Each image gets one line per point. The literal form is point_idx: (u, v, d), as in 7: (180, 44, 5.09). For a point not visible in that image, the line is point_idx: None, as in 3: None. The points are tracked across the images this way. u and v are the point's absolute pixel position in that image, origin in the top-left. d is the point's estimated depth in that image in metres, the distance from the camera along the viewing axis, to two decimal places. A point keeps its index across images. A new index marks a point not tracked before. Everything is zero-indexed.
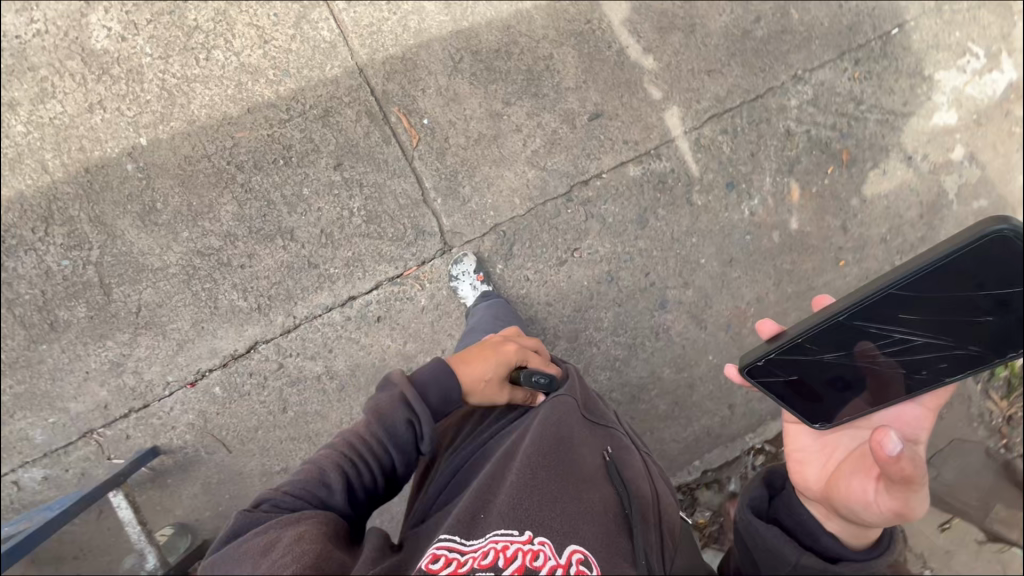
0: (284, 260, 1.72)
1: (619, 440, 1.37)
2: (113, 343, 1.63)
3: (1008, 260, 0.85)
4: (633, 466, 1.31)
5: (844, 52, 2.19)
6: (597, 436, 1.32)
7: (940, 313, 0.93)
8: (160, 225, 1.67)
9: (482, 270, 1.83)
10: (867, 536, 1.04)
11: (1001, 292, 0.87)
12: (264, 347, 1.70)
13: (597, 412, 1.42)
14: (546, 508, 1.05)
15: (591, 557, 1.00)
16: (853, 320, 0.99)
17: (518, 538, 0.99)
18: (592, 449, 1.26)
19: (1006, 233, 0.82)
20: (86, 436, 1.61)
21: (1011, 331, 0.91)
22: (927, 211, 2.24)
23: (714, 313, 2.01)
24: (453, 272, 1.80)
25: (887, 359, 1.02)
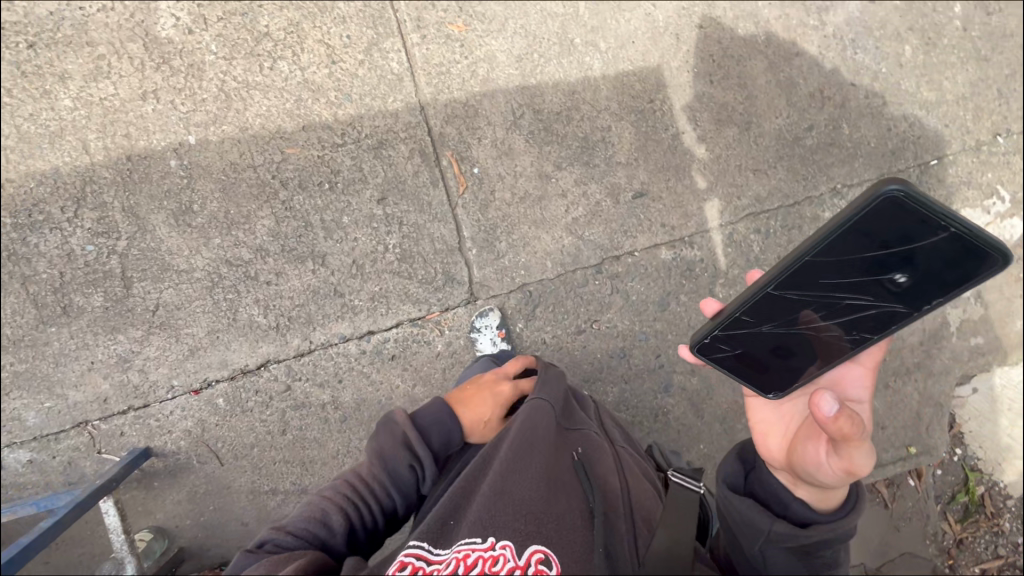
0: (311, 284, 1.71)
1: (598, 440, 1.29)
2: (124, 338, 1.61)
3: (910, 220, 0.88)
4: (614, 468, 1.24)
5: (882, 173, 2.18)
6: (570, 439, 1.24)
7: (856, 273, 0.97)
8: (193, 226, 1.65)
9: (504, 328, 1.84)
10: (834, 500, 1.03)
11: (906, 249, 0.92)
12: (274, 367, 1.69)
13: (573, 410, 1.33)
14: (509, 509, 1.00)
15: (552, 556, 0.94)
16: (781, 292, 1.03)
17: (480, 545, 0.93)
18: (563, 443, 1.21)
19: (897, 193, 0.85)
20: (80, 427, 1.59)
21: (923, 280, 0.95)
22: (927, 338, 2.22)
23: (713, 405, 2.03)
24: (476, 324, 1.81)
25: (826, 322, 1.07)
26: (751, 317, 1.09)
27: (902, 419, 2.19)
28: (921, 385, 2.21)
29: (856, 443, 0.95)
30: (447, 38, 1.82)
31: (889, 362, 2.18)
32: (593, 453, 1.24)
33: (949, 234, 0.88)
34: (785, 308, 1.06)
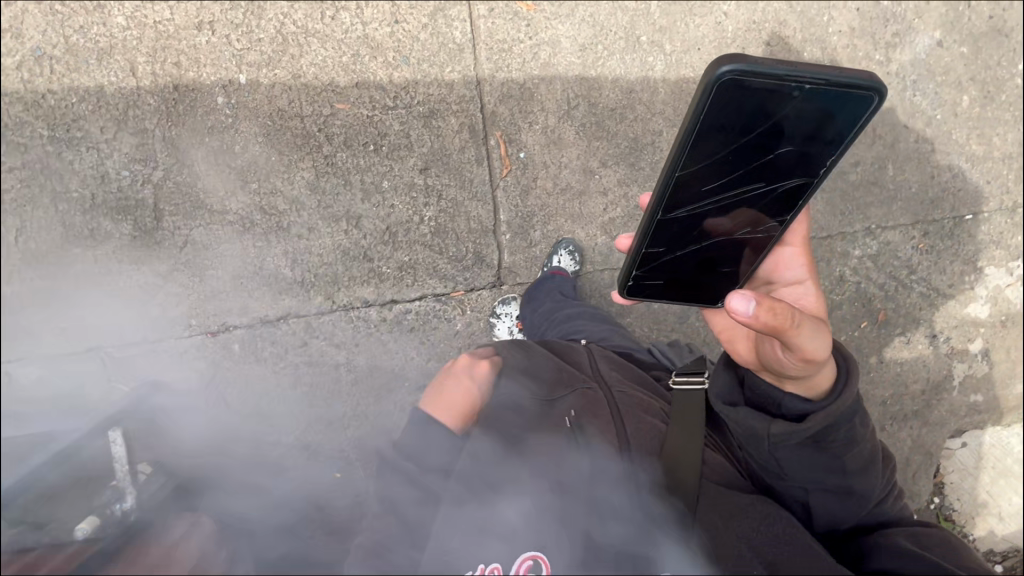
0: (341, 244, 1.69)
1: (592, 397, 1.23)
2: (148, 270, 1.59)
3: (760, 93, 0.82)
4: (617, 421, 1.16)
5: (917, 220, 2.18)
6: (556, 410, 1.20)
7: (737, 167, 0.91)
8: (232, 168, 1.62)
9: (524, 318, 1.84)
10: (817, 383, 0.94)
11: (770, 126, 0.86)
12: (294, 321, 1.68)
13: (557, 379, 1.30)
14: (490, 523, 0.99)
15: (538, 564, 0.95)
16: (676, 209, 0.97)
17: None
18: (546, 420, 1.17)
19: (732, 75, 0.80)
20: (93, 350, 1.58)
21: (805, 144, 0.88)
22: (930, 387, 2.22)
23: None
24: (497, 310, 1.81)
25: (734, 220, 1.00)
26: (661, 246, 1.04)
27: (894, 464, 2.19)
28: (915, 433, 2.21)
29: (789, 333, 0.87)
30: (514, 15, 1.78)
31: (889, 406, 2.18)
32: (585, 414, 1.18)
33: (801, 94, 0.82)
34: (691, 224, 1.00)
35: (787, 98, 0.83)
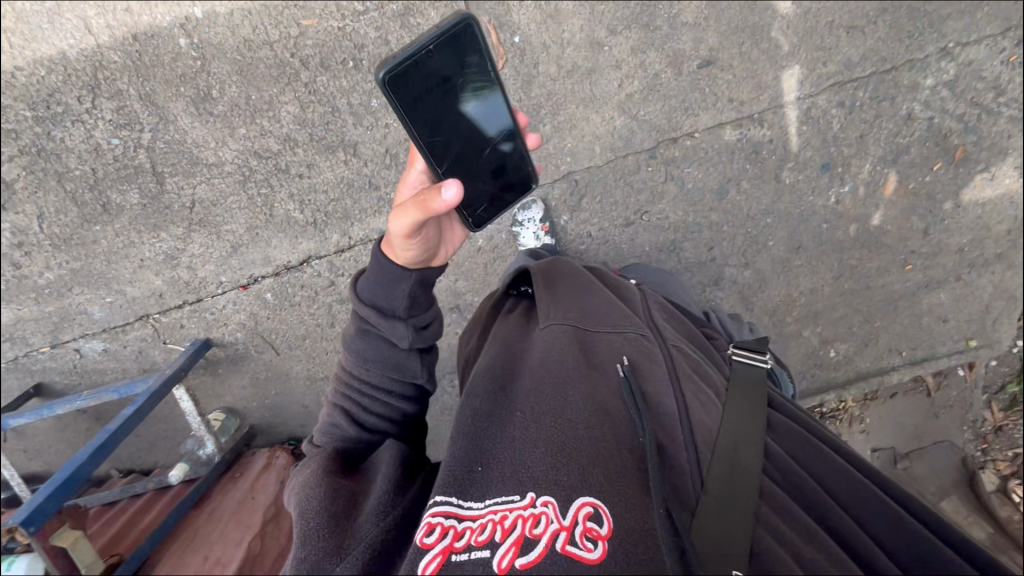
0: (344, 176, 1.62)
1: (647, 342, 0.97)
2: (167, 236, 1.60)
3: (410, 65, 0.83)
4: (676, 375, 0.89)
5: (1009, 26, 1.77)
6: (603, 355, 0.95)
7: (453, 116, 0.90)
8: (215, 115, 1.54)
9: (548, 221, 1.76)
10: None
11: (440, 77, 0.86)
12: (317, 263, 1.68)
13: (602, 315, 1.04)
14: (541, 461, 0.75)
15: (603, 510, 0.68)
16: (443, 166, 0.92)
17: (518, 504, 0.71)
18: (592, 362, 0.93)
19: (386, 71, 0.81)
20: (143, 319, 1.65)
21: (472, 69, 0.88)
22: (1019, 227, 1.94)
23: (764, 297, 1.96)
24: (518, 217, 1.72)
25: (495, 144, 0.97)
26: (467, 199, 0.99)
27: (969, 314, 2.01)
28: (997, 277, 1.98)
29: None
30: None
31: (966, 254, 1.95)
32: (638, 364, 0.92)
33: (435, 45, 0.83)
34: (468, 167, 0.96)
35: (418, 61, 0.83)
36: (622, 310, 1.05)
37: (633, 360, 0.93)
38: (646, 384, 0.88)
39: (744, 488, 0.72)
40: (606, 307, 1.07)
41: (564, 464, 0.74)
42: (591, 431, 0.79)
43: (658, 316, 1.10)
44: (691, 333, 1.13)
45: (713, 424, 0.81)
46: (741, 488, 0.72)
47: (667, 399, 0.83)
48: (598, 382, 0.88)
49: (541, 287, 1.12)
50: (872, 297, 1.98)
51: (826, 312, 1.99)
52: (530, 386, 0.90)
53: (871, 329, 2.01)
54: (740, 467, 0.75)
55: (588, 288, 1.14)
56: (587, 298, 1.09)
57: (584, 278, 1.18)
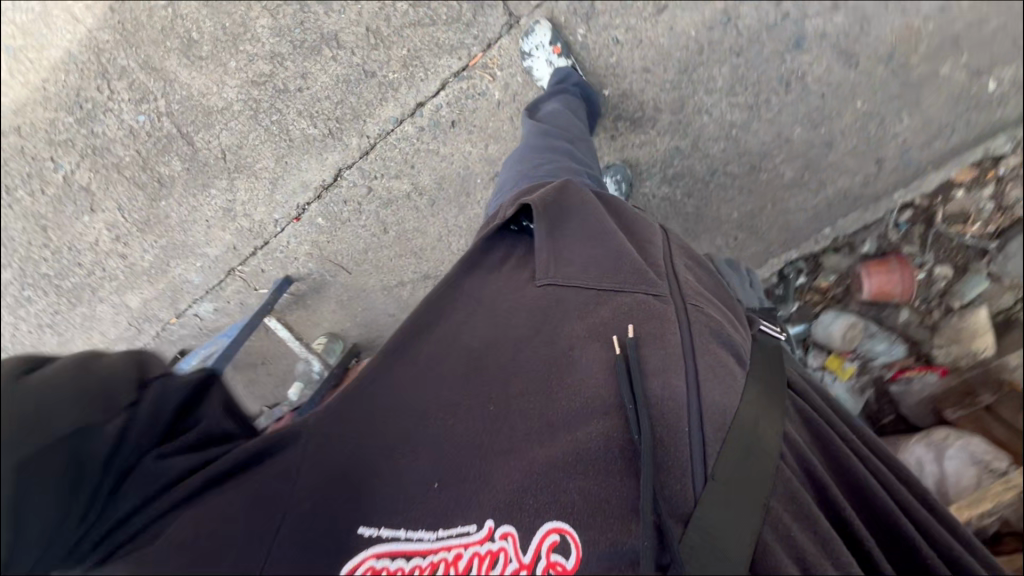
0: (339, 74, 1.56)
1: (665, 300, 0.85)
2: (217, 191, 1.69)
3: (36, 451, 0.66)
4: (690, 346, 0.78)
5: None
6: (606, 323, 0.84)
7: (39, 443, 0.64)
8: (205, 58, 1.55)
9: (559, 41, 1.49)
10: None
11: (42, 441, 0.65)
12: (349, 174, 1.67)
13: (609, 274, 0.89)
14: (510, 482, 0.72)
15: (570, 536, 0.66)
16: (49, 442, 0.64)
17: (474, 538, 0.69)
18: (588, 334, 0.83)
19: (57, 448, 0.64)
20: (231, 274, 1.81)
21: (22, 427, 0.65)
22: None
23: (870, 44, 1.53)
24: (524, 49, 1.50)
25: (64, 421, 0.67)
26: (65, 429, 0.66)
27: None
28: None
29: None
30: None
31: None
32: (647, 333, 0.81)
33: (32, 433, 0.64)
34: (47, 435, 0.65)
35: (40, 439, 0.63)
36: (633, 262, 0.90)
37: (639, 326, 0.82)
38: (650, 360, 0.77)
39: (757, 478, 0.66)
40: (613, 257, 0.92)
41: (539, 480, 0.70)
42: (577, 432, 0.73)
43: (679, 260, 0.96)
44: (718, 289, 1.00)
45: (730, 404, 0.73)
46: (756, 478, 0.66)
47: (676, 378, 0.74)
48: (596, 360, 0.80)
49: (545, 227, 0.95)
50: None
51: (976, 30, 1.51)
52: (513, 369, 0.82)
53: None
54: (758, 450, 0.68)
55: (594, 231, 0.97)
56: (594, 248, 0.94)
57: (596, 213, 1.01)
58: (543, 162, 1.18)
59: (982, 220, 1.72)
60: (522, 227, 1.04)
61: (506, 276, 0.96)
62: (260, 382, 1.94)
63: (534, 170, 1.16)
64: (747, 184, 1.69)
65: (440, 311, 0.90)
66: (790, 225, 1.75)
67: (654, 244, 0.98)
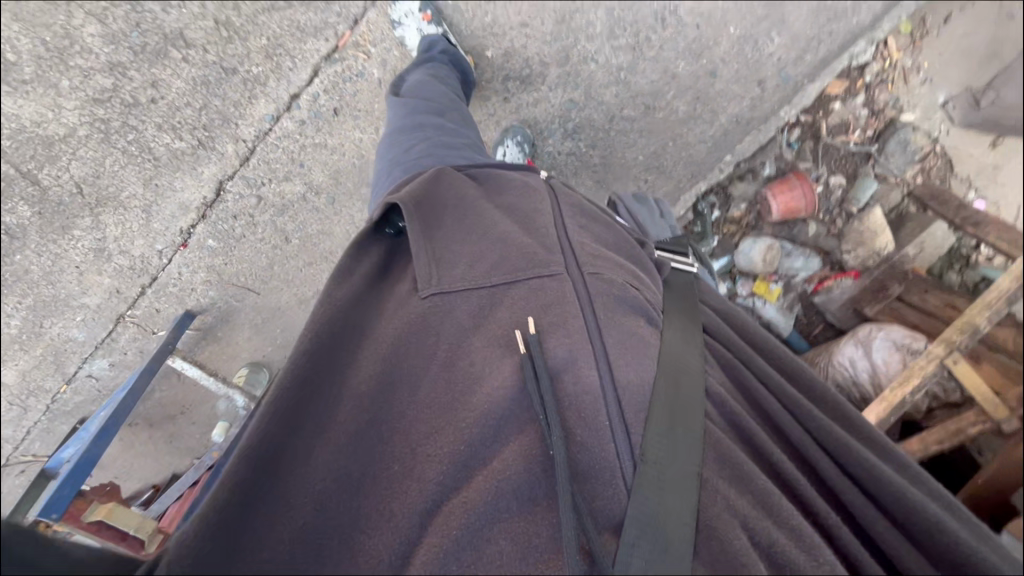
0: (195, 76, 1.41)
1: (559, 278, 0.80)
2: (81, 231, 1.49)
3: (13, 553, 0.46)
4: (597, 326, 0.74)
5: None
6: (502, 324, 0.76)
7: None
8: (30, 82, 1.35)
9: (429, 7, 1.45)
10: None
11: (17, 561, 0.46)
12: (233, 185, 1.53)
13: (499, 262, 0.82)
14: (433, 546, 0.57)
15: None
16: None
17: None
18: (488, 349, 0.73)
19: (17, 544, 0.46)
20: (122, 320, 1.61)
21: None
22: None
23: None
24: (393, 15, 1.45)
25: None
26: None
27: None
28: None
29: None
30: None
31: None
32: (550, 324, 0.74)
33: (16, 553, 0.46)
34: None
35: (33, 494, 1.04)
36: (520, 243, 0.84)
37: (538, 317, 0.75)
38: (554, 354, 0.70)
39: (685, 454, 0.63)
40: (503, 243, 0.85)
41: (461, 538, 0.57)
42: (493, 466, 0.63)
43: (569, 223, 0.91)
44: (620, 240, 0.95)
45: (646, 380, 0.70)
46: (682, 452, 0.63)
47: (586, 368, 0.69)
48: (501, 370, 0.70)
49: (419, 225, 0.84)
50: None
51: None
52: (416, 408, 0.68)
53: None
54: (680, 419, 0.66)
55: (476, 219, 0.90)
56: (479, 239, 0.86)
57: (476, 200, 0.94)
58: (416, 141, 1.10)
59: (861, 127, 1.88)
60: (399, 229, 0.89)
61: (390, 297, 0.81)
62: (181, 438, 1.73)
63: (408, 152, 1.08)
64: (645, 125, 1.70)
65: (328, 348, 0.69)
66: (694, 158, 1.78)
67: (542, 209, 0.92)
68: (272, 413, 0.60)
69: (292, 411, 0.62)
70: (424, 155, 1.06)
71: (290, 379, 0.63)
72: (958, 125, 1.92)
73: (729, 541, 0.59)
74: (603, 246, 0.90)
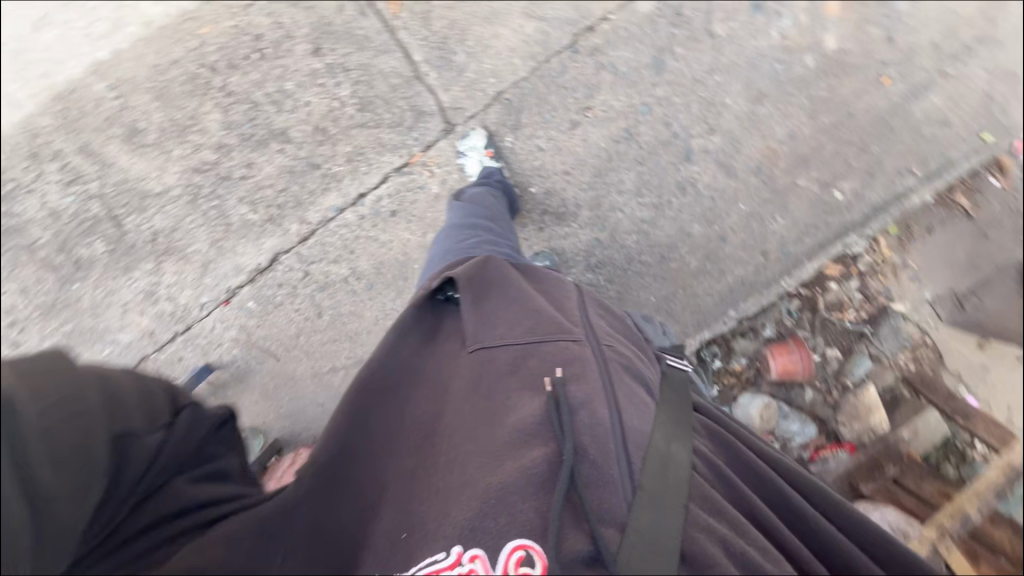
0: (284, 164, 1.66)
1: (582, 344, 0.95)
2: (140, 273, 1.64)
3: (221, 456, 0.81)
4: (608, 380, 0.89)
5: None
6: (535, 368, 0.91)
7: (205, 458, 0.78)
8: (149, 146, 1.61)
9: (492, 146, 1.74)
10: None
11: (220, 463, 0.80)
12: (286, 259, 1.70)
13: (535, 325, 0.99)
14: (473, 506, 0.74)
15: (535, 549, 0.70)
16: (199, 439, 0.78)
17: (443, 564, 0.70)
18: (519, 380, 0.90)
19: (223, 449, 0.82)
20: (143, 362, 1.67)
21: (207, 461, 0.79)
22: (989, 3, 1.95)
23: (744, 159, 1.87)
24: (460, 148, 1.72)
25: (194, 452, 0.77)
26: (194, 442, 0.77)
27: (970, 107, 1.96)
28: (983, 62, 1.95)
29: None
30: None
31: (942, 46, 1.94)
32: (573, 373, 0.89)
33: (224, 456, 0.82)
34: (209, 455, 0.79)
35: None
36: (551, 316, 1.01)
37: (564, 368, 0.90)
38: (576, 395, 0.85)
39: (677, 485, 0.76)
40: (530, 311, 1.01)
41: (494, 507, 0.73)
42: (522, 463, 0.77)
43: (591, 311, 1.08)
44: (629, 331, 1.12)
45: (645, 427, 0.85)
46: (674, 485, 0.76)
47: (598, 407, 0.83)
48: (532, 401, 0.86)
49: (469, 299, 1.03)
50: (858, 123, 1.92)
51: (817, 152, 1.91)
52: (460, 426, 0.86)
53: (871, 157, 1.94)
54: (673, 460, 0.79)
55: (518, 291, 1.07)
56: (519, 306, 1.03)
57: (503, 271, 1.11)
58: (466, 235, 1.29)
59: (855, 308, 2.03)
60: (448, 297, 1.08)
61: (438, 348, 1.00)
62: None
63: (463, 243, 1.26)
64: (661, 271, 1.89)
65: (382, 385, 0.92)
66: (700, 308, 1.93)
67: (571, 295, 1.10)
68: (338, 427, 0.83)
69: (352, 421, 0.85)
70: (474, 246, 1.24)
71: (347, 406, 0.86)
72: (945, 322, 2.04)
73: (705, 549, 0.70)
74: (618, 333, 1.07)
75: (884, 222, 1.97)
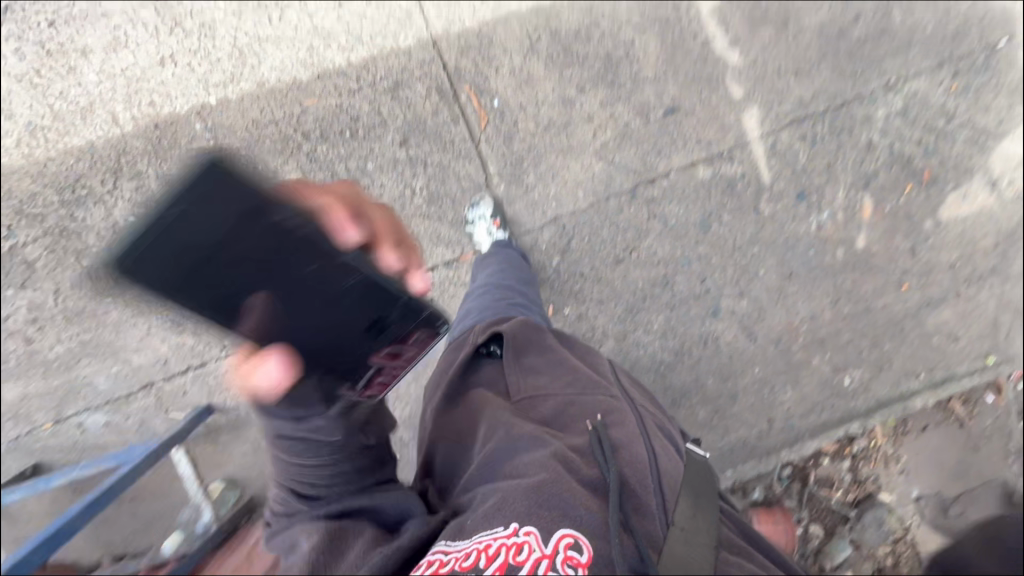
0: None
1: (618, 401, 1.17)
2: None
3: None
4: (644, 430, 1.09)
5: (943, 61, 1.99)
6: (581, 415, 1.13)
7: None
8: None
9: (500, 217, 1.79)
10: None
11: None
12: None
13: (579, 382, 1.22)
14: (533, 499, 0.92)
15: (582, 539, 0.86)
16: None
17: (501, 533, 0.88)
18: (570, 421, 1.12)
19: None
20: (146, 388, 1.68)
21: None
22: (1003, 239, 2.05)
23: (766, 327, 1.97)
24: (469, 216, 1.79)
25: None
26: None
27: (978, 329, 2.08)
28: (997, 292, 2.07)
29: None
30: None
31: (959, 269, 2.05)
32: (612, 420, 1.10)
33: None
34: None
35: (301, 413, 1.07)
36: (588, 375, 1.24)
37: (602, 416, 1.11)
38: (615, 435, 1.06)
39: (704, 529, 0.91)
40: (568, 369, 1.26)
41: (555, 503, 0.91)
42: (576, 477, 0.96)
43: (624, 379, 1.31)
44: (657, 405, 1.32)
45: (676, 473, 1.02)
46: (701, 528, 0.90)
47: (637, 446, 1.03)
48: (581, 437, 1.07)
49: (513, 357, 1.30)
50: (875, 319, 2.03)
51: (833, 337, 2.01)
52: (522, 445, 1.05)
53: (881, 353, 2.04)
54: (699, 505, 0.95)
55: (557, 354, 1.32)
56: (564, 367, 1.27)
57: (539, 329, 1.37)
58: (506, 293, 1.51)
59: (843, 488, 2.04)
60: (489, 351, 1.37)
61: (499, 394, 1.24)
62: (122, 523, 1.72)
63: (499, 305, 1.47)
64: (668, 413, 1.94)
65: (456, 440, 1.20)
66: None
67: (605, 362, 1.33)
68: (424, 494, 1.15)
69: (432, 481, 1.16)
70: (509, 305, 1.46)
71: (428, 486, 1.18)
72: (928, 521, 2.04)
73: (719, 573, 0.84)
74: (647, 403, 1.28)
75: (885, 417, 2.05)
